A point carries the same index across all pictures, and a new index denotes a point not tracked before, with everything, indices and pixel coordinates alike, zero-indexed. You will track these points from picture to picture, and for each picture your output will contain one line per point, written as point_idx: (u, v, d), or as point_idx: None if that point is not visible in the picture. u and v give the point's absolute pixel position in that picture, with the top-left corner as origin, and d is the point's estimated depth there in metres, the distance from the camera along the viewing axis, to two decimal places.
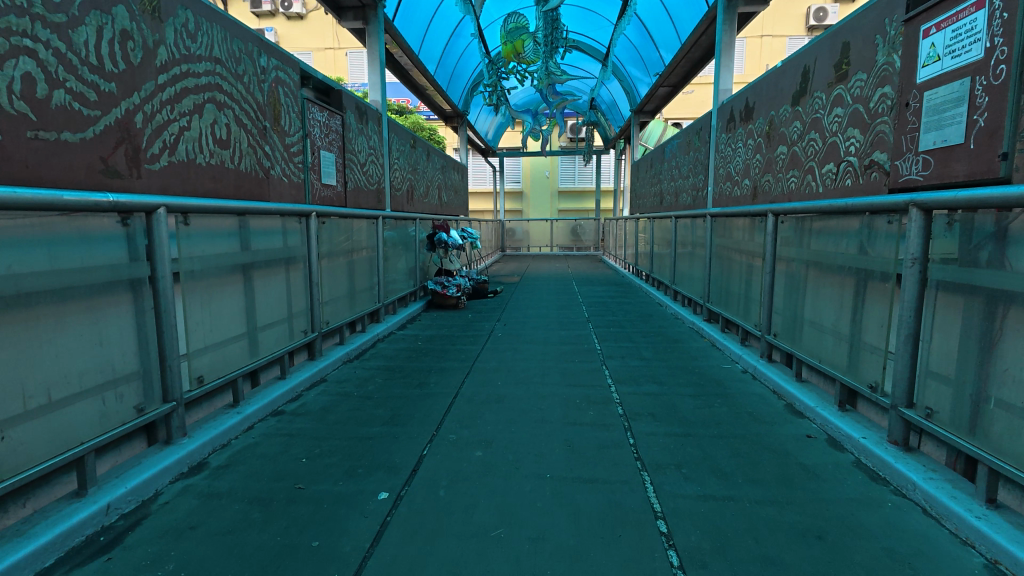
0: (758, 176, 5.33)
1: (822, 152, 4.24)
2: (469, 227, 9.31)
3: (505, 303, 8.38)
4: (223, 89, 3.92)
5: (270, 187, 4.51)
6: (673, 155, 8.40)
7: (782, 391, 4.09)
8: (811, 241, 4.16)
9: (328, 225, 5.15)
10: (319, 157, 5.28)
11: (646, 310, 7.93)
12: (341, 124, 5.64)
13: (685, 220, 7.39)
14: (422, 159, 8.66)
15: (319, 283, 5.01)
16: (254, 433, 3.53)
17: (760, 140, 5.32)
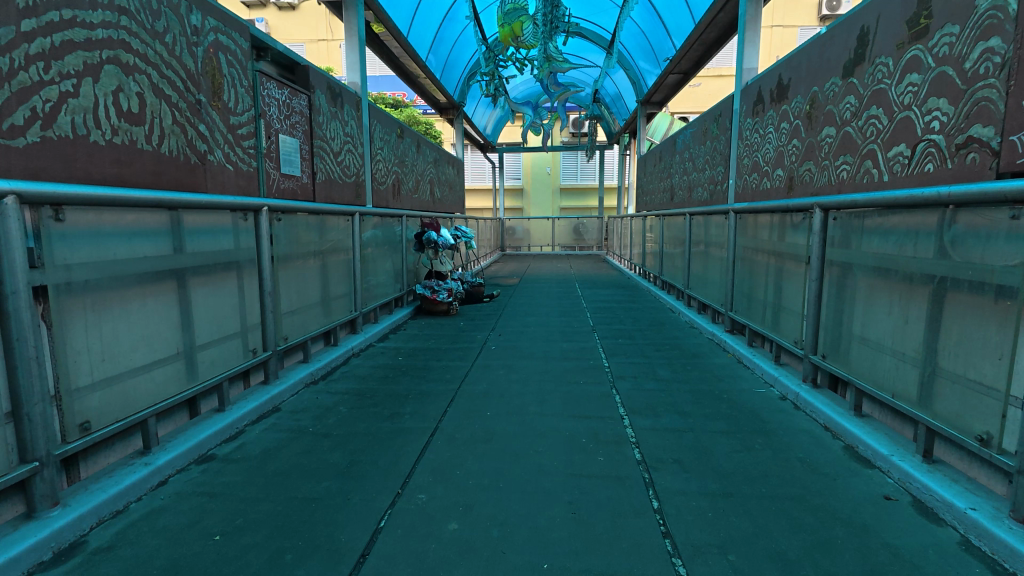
0: (795, 165, 4.63)
1: (887, 133, 3.50)
2: (464, 226, 8.54)
3: (501, 309, 7.65)
4: (133, 49, 3.18)
5: (205, 174, 3.78)
6: (686, 146, 7.63)
7: (838, 429, 3.35)
8: (873, 244, 3.42)
9: (287, 224, 4.43)
10: (276, 142, 4.56)
11: (657, 316, 7.20)
12: (305, 104, 4.93)
13: (702, 218, 6.63)
14: (412, 151, 7.92)
15: (278, 292, 4.28)
16: (166, 491, 2.75)
17: (799, 122, 4.57)
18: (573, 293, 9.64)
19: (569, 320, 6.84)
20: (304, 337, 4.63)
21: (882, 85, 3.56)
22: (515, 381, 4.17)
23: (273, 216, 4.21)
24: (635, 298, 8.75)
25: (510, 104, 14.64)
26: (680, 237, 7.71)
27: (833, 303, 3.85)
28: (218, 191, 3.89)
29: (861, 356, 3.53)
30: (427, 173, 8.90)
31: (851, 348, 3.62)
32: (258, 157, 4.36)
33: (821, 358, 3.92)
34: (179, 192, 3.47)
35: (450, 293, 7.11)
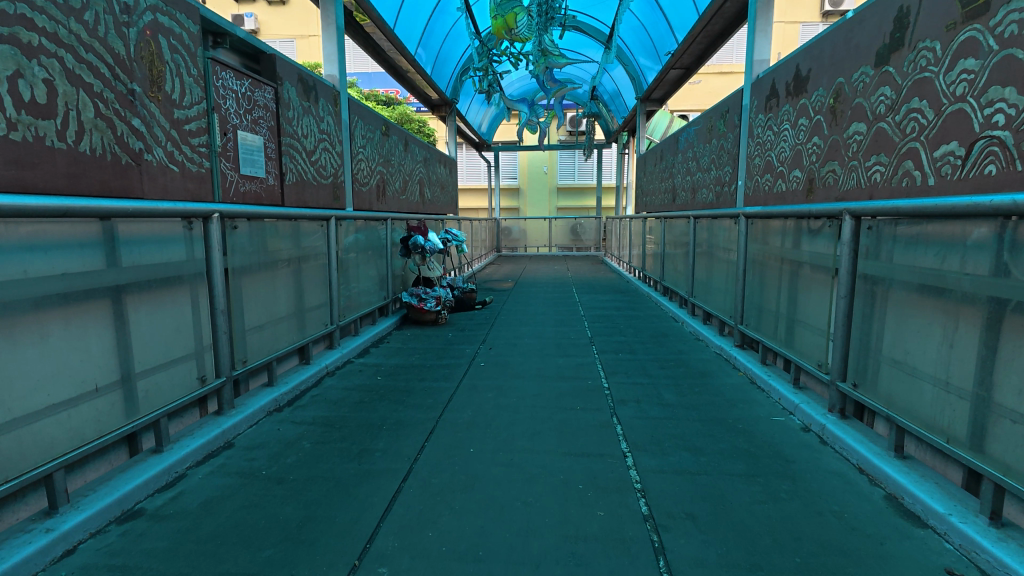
0: (816, 165, 4.22)
1: (934, 128, 3.08)
2: (454, 229, 8.06)
3: (493, 317, 7.21)
4: (41, 27, 2.71)
5: (141, 176, 3.33)
6: (690, 145, 7.18)
7: (878, 473, 2.92)
8: (919, 259, 2.98)
9: (250, 231, 3.96)
10: (232, 140, 4.12)
11: (660, 326, 6.76)
12: (270, 97, 4.49)
13: (708, 222, 6.18)
14: (398, 149, 7.46)
15: (236, 308, 3.80)
16: (78, 560, 2.30)
17: (821, 117, 4.16)
18: (570, 298, 9.19)
19: (566, 330, 6.40)
20: (269, 359, 4.13)
21: (924, 75, 3.15)
22: (504, 407, 3.74)
23: (230, 223, 3.73)
24: (635, 305, 8.31)
25: (505, 101, 14.18)
26: (684, 241, 7.26)
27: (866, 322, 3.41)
28: (159, 196, 3.45)
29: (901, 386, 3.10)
30: (416, 172, 8.42)
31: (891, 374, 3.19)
32: (211, 157, 3.92)
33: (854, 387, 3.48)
34: (105, 200, 3.01)
35: (438, 301, 6.65)
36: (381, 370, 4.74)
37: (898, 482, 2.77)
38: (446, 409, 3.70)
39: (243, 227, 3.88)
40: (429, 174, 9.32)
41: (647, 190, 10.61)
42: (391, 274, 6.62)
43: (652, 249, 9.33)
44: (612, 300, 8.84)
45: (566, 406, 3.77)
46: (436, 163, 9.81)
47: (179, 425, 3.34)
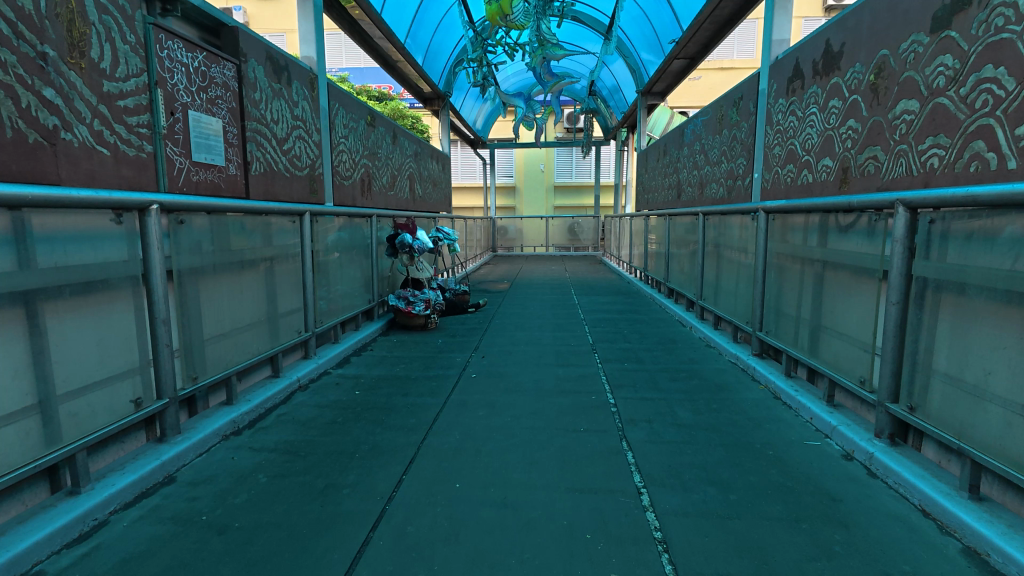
0: (853, 151, 3.31)
1: (1016, 98, 2.15)
2: (446, 228, 7.55)
3: (487, 321, 6.70)
4: None
5: (58, 158, 2.30)
6: (697, 136, 6.70)
7: (959, 528, 2.13)
8: (1001, 251, 2.17)
9: (193, 229, 3.18)
10: (183, 121, 3.06)
11: (666, 330, 6.27)
12: (231, 74, 3.53)
13: (719, 218, 5.70)
14: (385, 141, 6.94)
15: (176, 319, 3.09)
16: None
17: (859, 96, 3.24)
18: (568, 300, 8.70)
19: (566, 335, 5.91)
20: (219, 375, 3.46)
21: (981, 45, 2.33)
22: (496, 429, 3.25)
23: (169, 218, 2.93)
24: (638, 307, 7.81)
25: (500, 96, 13.69)
26: (691, 238, 6.77)
27: (906, 344, 2.66)
28: (83, 185, 2.42)
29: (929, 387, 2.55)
30: (405, 165, 7.90)
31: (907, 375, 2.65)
32: (153, 139, 2.88)
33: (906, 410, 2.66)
34: None
35: (428, 305, 6.12)
36: (361, 380, 4.23)
37: (941, 504, 2.24)
38: (430, 432, 3.21)
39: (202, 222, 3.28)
40: (420, 169, 8.81)
41: (648, 187, 10.14)
42: (375, 274, 6.10)
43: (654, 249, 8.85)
44: (613, 302, 8.37)
45: (568, 427, 3.28)
46: (427, 157, 9.29)
47: (105, 457, 2.48)
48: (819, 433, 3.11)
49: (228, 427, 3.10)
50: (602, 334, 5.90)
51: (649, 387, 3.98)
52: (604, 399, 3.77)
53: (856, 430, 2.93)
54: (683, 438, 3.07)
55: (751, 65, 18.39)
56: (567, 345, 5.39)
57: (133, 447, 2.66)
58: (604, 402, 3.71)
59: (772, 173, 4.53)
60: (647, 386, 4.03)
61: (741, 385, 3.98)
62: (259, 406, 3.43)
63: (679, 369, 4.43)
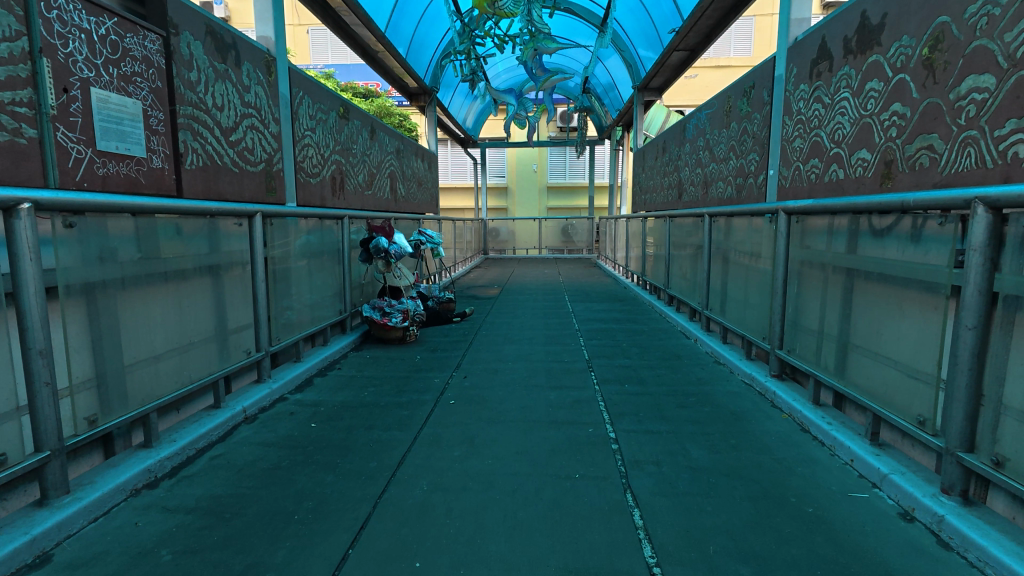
0: (899, 142, 2.78)
1: None
2: (429, 230, 6.96)
3: (472, 332, 6.12)
4: None
5: None
6: (702, 131, 6.15)
7: None
8: None
9: (102, 234, 2.60)
10: (81, 99, 2.48)
11: (669, 342, 5.71)
12: (155, 47, 2.93)
13: (728, 220, 5.16)
14: (361, 137, 6.34)
15: (78, 348, 2.50)
16: None
17: (908, 75, 2.70)
18: (562, 307, 8.13)
19: (558, 348, 5.35)
20: (143, 410, 2.85)
21: None
22: (474, 476, 2.68)
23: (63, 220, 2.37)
24: (636, 315, 7.26)
25: (490, 92, 13.12)
26: (694, 242, 6.22)
27: (986, 381, 2.11)
28: None
29: (1014, 436, 2.00)
30: (385, 163, 7.29)
31: (985, 418, 2.10)
32: (38, 121, 2.29)
33: (977, 461, 2.12)
34: None
35: (406, 316, 5.51)
36: (319, 408, 3.64)
37: None
38: (392, 481, 2.62)
39: (110, 223, 2.68)
40: (402, 168, 8.21)
41: (645, 187, 9.61)
42: (347, 282, 5.50)
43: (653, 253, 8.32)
44: (609, 309, 7.80)
45: (562, 472, 2.72)
46: (410, 155, 8.69)
47: None
48: (865, 482, 2.57)
49: (138, 478, 2.52)
50: (598, 348, 5.34)
51: (655, 417, 3.42)
52: (603, 433, 3.21)
53: (915, 483, 2.37)
54: (700, 489, 2.52)
55: (748, 62, 17.95)
56: (560, 362, 4.82)
57: (3, 514, 2.09)
58: (603, 437, 3.15)
59: (792, 169, 3.99)
60: (652, 415, 3.47)
61: (761, 414, 3.43)
62: (186, 447, 2.84)
63: (688, 393, 3.88)
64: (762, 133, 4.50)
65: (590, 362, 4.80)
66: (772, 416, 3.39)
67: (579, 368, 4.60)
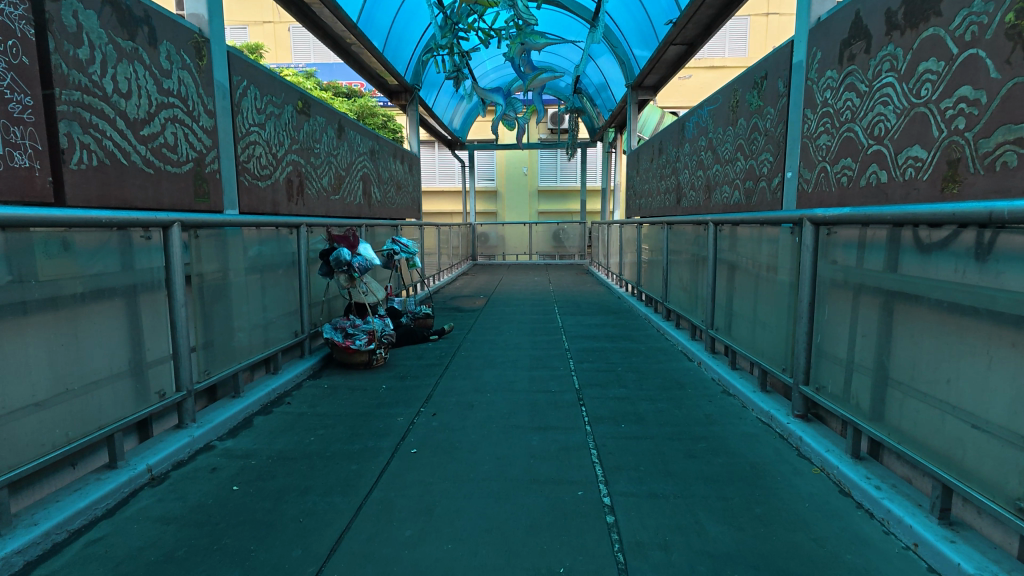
0: (970, 136, 2.19)
1: None
2: (404, 238, 6.33)
3: (449, 353, 5.47)
4: None
5: None
6: (705, 129, 5.54)
7: None
8: None
9: None
10: None
11: (668, 363, 5.10)
12: (19, 13, 2.29)
13: (737, 230, 4.55)
14: (325, 135, 5.67)
15: None
16: None
17: (984, 51, 2.11)
18: (551, 321, 7.49)
19: (544, 374, 4.72)
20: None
21: None
22: (428, 571, 2.04)
23: None
24: (631, 330, 6.64)
25: (477, 91, 12.49)
26: (697, 252, 5.61)
27: None
28: None
29: None
30: (356, 163, 6.62)
31: None
32: None
33: None
34: None
35: (372, 337, 4.84)
36: (249, 462, 2.99)
37: None
38: None
39: None
40: (377, 170, 7.54)
41: (640, 190, 9.03)
42: (305, 300, 4.84)
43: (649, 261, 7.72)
44: (602, 323, 7.19)
45: (542, 563, 2.08)
46: (386, 155, 8.02)
47: None
48: None
49: None
50: (590, 373, 4.71)
51: (658, 474, 2.80)
52: (595, 498, 2.58)
53: None
54: None
55: (743, 63, 17.48)
56: (546, 392, 4.19)
57: None
58: (595, 505, 2.52)
59: (815, 171, 3.40)
60: (655, 470, 2.85)
61: (786, 469, 2.83)
62: (52, 533, 2.19)
63: (695, 437, 3.27)
64: (778, 130, 3.89)
65: (580, 392, 4.18)
66: (800, 472, 2.79)
67: (567, 401, 3.97)
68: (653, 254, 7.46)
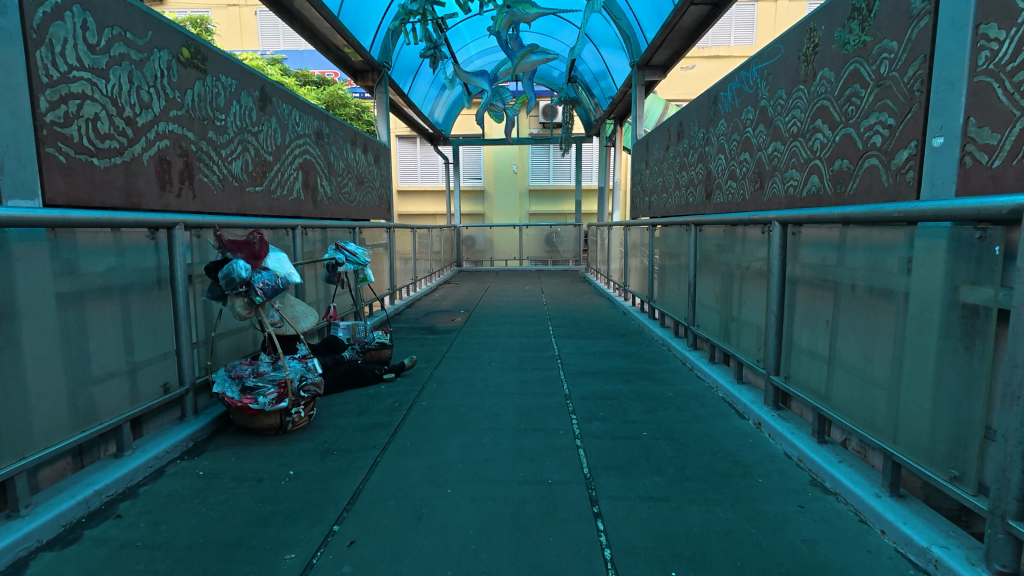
0: None
1: None
2: (351, 243, 4.82)
3: (404, 404, 3.97)
4: None
5: None
6: (754, 94, 4.06)
7: None
8: None
9: None
10: None
11: (710, 418, 3.62)
12: None
13: (820, 233, 3.07)
14: (236, 104, 4.14)
15: None
16: None
17: None
18: (544, 345, 6.00)
19: (536, 443, 3.23)
20: None
21: None
22: None
23: None
24: (647, 360, 5.18)
25: (459, 75, 10.97)
26: (742, 263, 4.13)
27: None
28: None
29: None
30: (290, 146, 5.06)
31: None
32: None
33: None
34: None
35: (282, 393, 3.25)
36: None
37: None
38: None
39: None
40: (325, 158, 5.99)
41: (649, 185, 7.57)
42: (184, 336, 3.29)
43: (665, 271, 6.28)
44: (609, 349, 5.70)
45: None
46: (339, 141, 6.47)
47: None
48: None
49: None
50: (603, 442, 3.23)
51: None
52: None
53: None
54: None
55: (748, 51, 16.20)
56: (539, 486, 2.70)
57: None
58: None
59: (1008, 132, 1.95)
60: None
61: None
62: None
63: None
64: (908, 74, 2.43)
65: (592, 486, 2.69)
66: None
67: (573, 508, 2.49)
68: (672, 262, 5.99)
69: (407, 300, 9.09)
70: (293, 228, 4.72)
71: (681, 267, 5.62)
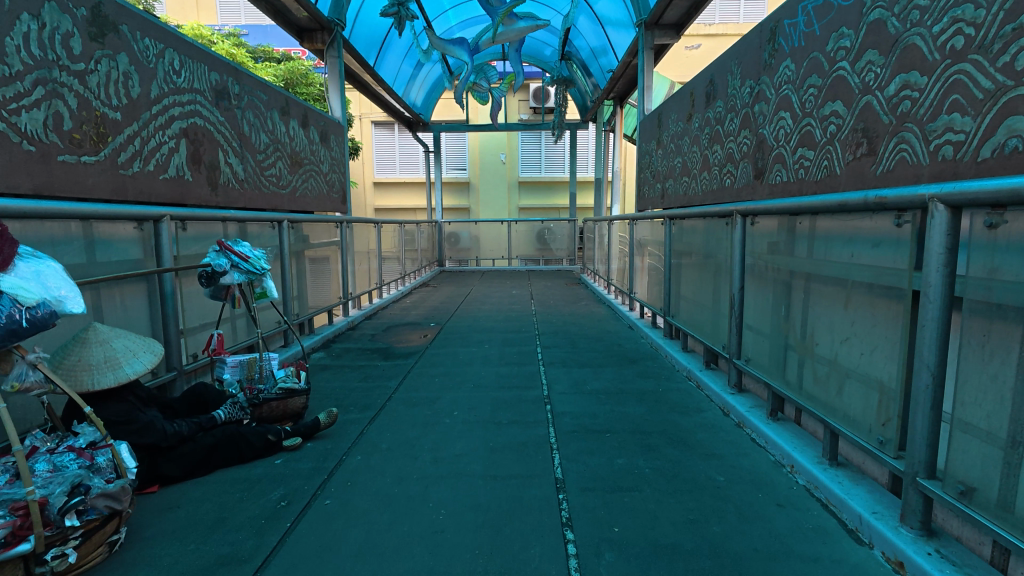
0: None
1: None
2: (243, 243, 3.29)
3: (295, 506, 2.45)
4: None
5: None
6: (855, 6, 2.56)
7: None
8: None
9: None
10: None
11: (803, 538, 2.13)
12: None
13: (1019, 224, 1.61)
14: (30, 18, 2.58)
15: None
16: None
17: None
18: (528, 377, 4.50)
19: None
20: None
21: None
22: None
23: None
24: (671, 405, 3.66)
25: (433, 44, 9.38)
26: (830, 275, 2.62)
27: None
28: None
29: None
30: (158, 102, 3.50)
31: None
32: None
33: None
34: None
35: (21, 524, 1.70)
36: None
37: None
38: None
39: None
40: (231, 127, 4.42)
41: (662, 169, 6.03)
42: None
43: (692, 278, 4.77)
44: (617, 385, 4.17)
45: None
46: (258, 106, 4.88)
47: None
48: None
49: None
50: None
51: None
52: None
53: None
54: None
55: None
56: None
57: None
58: None
59: None
60: None
61: None
62: None
63: None
64: None
65: None
66: None
67: None
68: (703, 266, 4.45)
69: (367, 310, 7.53)
70: (155, 219, 3.28)
71: (720, 274, 4.08)
